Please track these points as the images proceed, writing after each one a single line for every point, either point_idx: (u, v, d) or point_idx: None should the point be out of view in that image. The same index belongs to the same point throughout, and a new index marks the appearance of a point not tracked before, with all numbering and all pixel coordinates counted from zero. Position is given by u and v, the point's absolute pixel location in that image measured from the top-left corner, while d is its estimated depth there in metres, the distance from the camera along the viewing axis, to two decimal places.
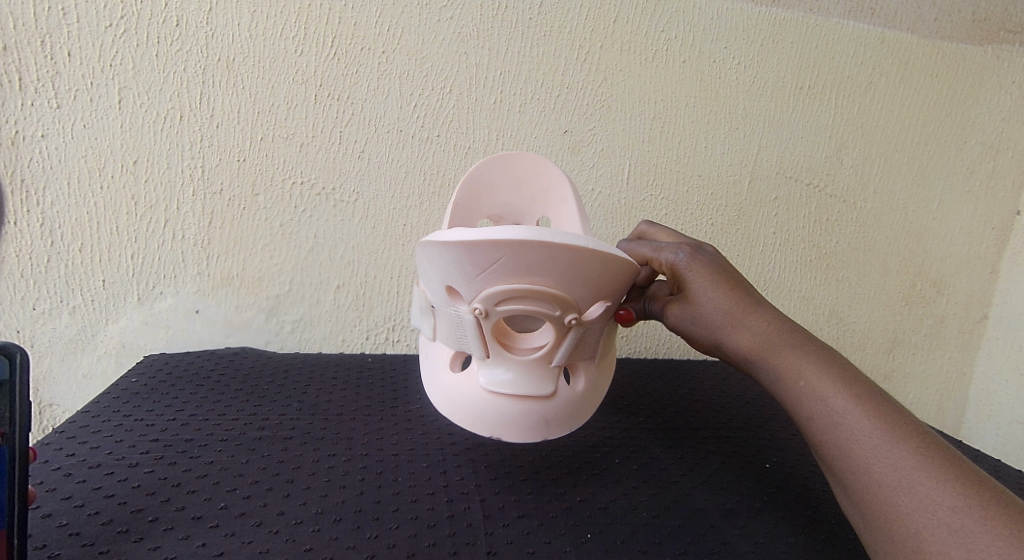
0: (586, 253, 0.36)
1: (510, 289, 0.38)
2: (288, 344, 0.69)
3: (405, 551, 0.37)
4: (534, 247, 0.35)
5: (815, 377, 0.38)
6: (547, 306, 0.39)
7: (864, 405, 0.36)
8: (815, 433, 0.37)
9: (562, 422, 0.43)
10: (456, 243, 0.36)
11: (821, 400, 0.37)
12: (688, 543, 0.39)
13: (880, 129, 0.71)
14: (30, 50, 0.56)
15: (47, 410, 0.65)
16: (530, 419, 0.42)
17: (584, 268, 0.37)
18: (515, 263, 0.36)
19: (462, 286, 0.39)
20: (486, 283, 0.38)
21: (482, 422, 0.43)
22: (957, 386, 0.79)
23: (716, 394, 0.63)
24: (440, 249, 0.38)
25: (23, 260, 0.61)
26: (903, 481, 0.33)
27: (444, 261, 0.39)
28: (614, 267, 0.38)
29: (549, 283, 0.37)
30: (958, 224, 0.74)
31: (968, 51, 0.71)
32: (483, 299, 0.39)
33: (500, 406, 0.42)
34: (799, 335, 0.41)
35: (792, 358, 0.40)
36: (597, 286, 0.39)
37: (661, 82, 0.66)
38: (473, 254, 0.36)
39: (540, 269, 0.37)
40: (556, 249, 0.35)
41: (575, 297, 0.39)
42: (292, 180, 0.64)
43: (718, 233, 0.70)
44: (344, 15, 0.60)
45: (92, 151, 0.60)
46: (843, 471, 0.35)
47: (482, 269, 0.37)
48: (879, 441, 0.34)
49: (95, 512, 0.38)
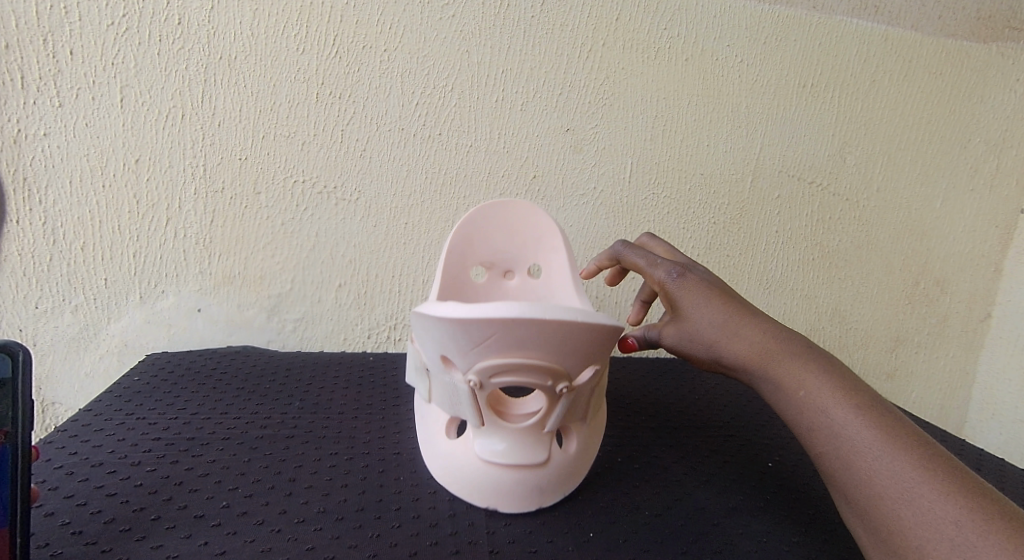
0: (578, 325, 0.35)
1: (503, 361, 0.37)
2: (289, 343, 0.69)
3: (406, 551, 0.37)
4: (528, 322, 0.34)
5: (815, 387, 0.38)
6: (540, 377, 0.38)
7: (865, 415, 0.35)
8: (816, 443, 0.37)
9: (557, 487, 0.42)
10: (448, 319, 0.35)
11: (820, 410, 0.37)
12: (691, 542, 0.39)
13: (884, 126, 0.71)
14: (32, 49, 0.56)
15: (49, 408, 0.66)
16: (526, 487, 0.41)
17: (575, 339, 0.36)
18: (506, 338, 0.35)
19: (456, 357, 0.38)
20: (479, 357, 0.37)
21: (476, 492, 0.41)
22: (959, 384, 0.79)
23: (717, 394, 0.62)
24: (434, 323, 0.36)
25: (25, 259, 0.61)
26: (906, 493, 0.32)
27: (438, 333, 0.37)
28: (608, 335, 0.37)
29: (542, 355, 0.36)
30: (963, 222, 0.74)
31: (972, 49, 0.70)
32: (476, 372, 0.38)
33: (493, 475, 0.41)
34: (798, 343, 0.41)
35: (792, 366, 0.39)
36: (589, 354, 0.38)
37: (663, 80, 0.66)
38: (466, 328, 0.35)
39: (532, 342, 0.36)
40: (548, 325, 0.34)
41: (568, 366, 0.38)
42: (294, 179, 0.64)
43: (720, 232, 0.70)
44: (345, 13, 0.60)
45: (94, 150, 0.60)
46: (846, 483, 0.35)
47: (477, 344, 0.36)
48: (882, 451, 0.34)
49: (97, 510, 0.38)
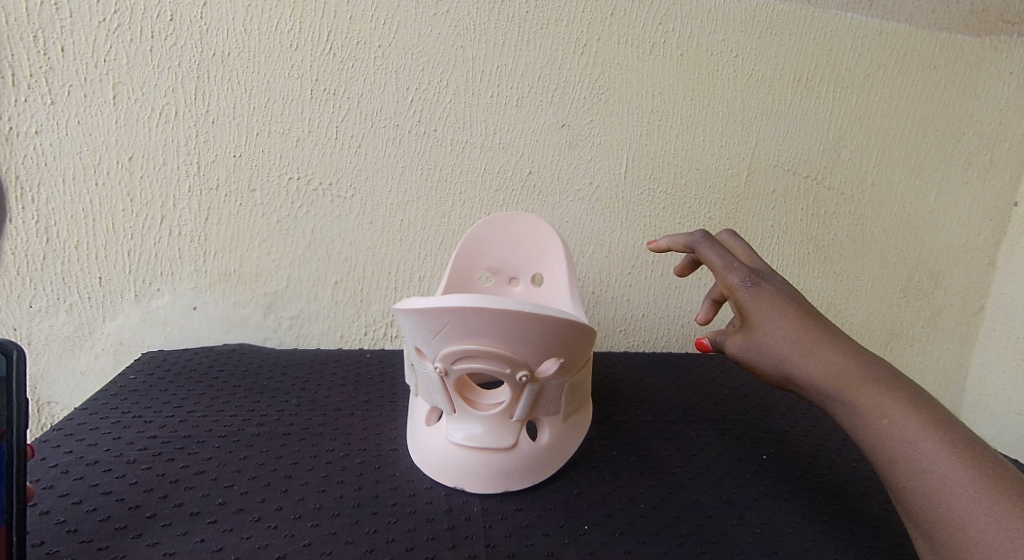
0: (522, 315, 0.37)
1: (460, 349, 0.39)
2: (286, 340, 0.69)
3: (403, 545, 0.37)
4: (476, 311, 0.37)
5: (900, 416, 0.34)
6: (497, 364, 0.40)
7: (959, 453, 0.32)
8: (899, 476, 0.34)
9: (525, 475, 0.43)
10: (408, 310, 0.39)
11: (907, 442, 0.34)
12: (686, 534, 0.39)
13: (878, 120, 0.71)
14: (23, 46, 0.56)
15: (45, 408, 0.66)
16: (491, 470, 0.42)
17: (524, 329, 0.38)
18: (460, 326, 0.38)
19: (423, 347, 0.41)
20: (441, 345, 0.40)
21: (445, 473, 0.43)
22: (954, 377, 0.79)
23: (713, 388, 0.63)
24: (399, 315, 0.40)
25: (19, 257, 0.61)
26: (1008, 542, 0.29)
27: (405, 325, 0.41)
28: (557, 326, 0.39)
29: (494, 343, 0.39)
30: (956, 216, 0.74)
31: (965, 42, 0.70)
32: (439, 359, 0.41)
33: (462, 457, 0.43)
34: (879, 366, 0.37)
35: (872, 391, 0.36)
36: (544, 344, 0.40)
37: (659, 75, 0.66)
38: (425, 318, 0.39)
39: (484, 330, 0.38)
40: (492, 312, 0.37)
41: (523, 355, 0.40)
42: (289, 176, 0.63)
43: (716, 227, 0.70)
44: (339, 9, 0.60)
45: (87, 147, 0.59)
46: (933, 523, 0.32)
47: (436, 332, 0.39)
48: (980, 495, 0.31)
49: (93, 509, 0.38)
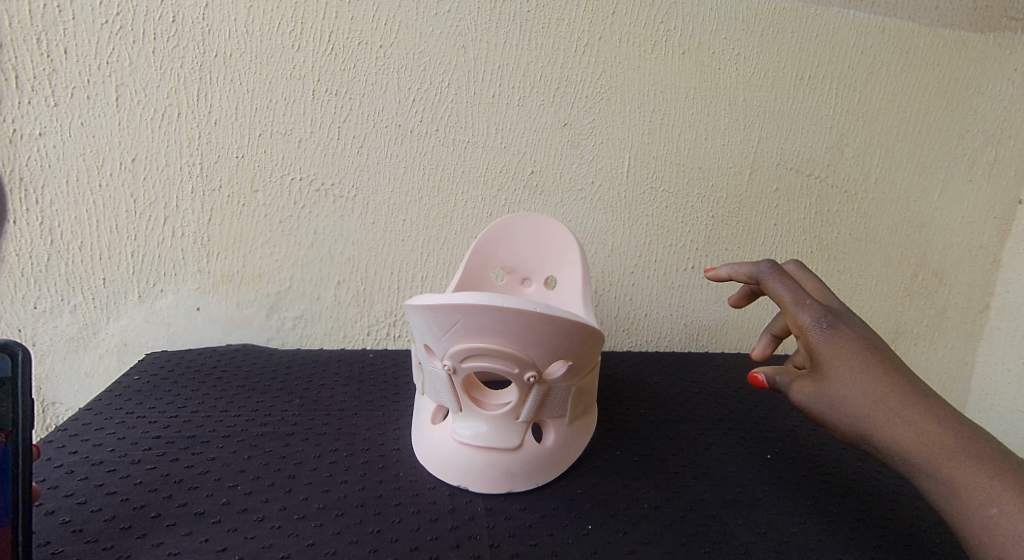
0: (533, 315, 0.37)
1: (469, 347, 0.39)
2: (289, 341, 0.69)
3: (407, 546, 0.37)
4: (488, 310, 0.37)
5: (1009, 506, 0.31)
6: (506, 363, 0.40)
7: None
8: None
9: (529, 476, 0.43)
10: (421, 305, 0.39)
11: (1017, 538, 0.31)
12: (690, 534, 0.39)
13: (882, 118, 0.71)
14: (26, 49, 0.56)
15: (50, 408, 0.66)
16: (495, 470, 0.42)
17: (535, 329, 0.38)
18: (471, 324, 0.38)
19: (433, 344, 0.41)
20: (451, 343, 0.40)
21: (449, 470, 0.43)
22: (958, 376, 0.79)
23: (716, 387, 0.63)
24: (411, 311, 0.40)
25: (23, 259, 0.61)
26: None
27: (417, 321, 0.41)
28: (568, 328, 0.39)
29: (504, 342, 0.39)
30: (960, 214, 0.74)
31: (969, 39, 0.70)
32: (448, 357, 0.41)
33: (466, 456, 0.43)
34: (979, 442, 0.34)
35: (974, 473, 0.33)
36: (553, 345, 0.40)
37: (660, 73, 0.66)
38: (437, 315, 0.39)
39: (495, 329, 0.38)
40: (504, 312, 0.37)
41: (531, 355, 0.40)
42: (291, 177, 0.64)
43: (718, 226, 0.70)
44: (340, 9, 0.60)
45: (90, 149, 0.60)
46: None
47: (447, 330, 0.39)
48: None
49: (97, 508, 0.39)
